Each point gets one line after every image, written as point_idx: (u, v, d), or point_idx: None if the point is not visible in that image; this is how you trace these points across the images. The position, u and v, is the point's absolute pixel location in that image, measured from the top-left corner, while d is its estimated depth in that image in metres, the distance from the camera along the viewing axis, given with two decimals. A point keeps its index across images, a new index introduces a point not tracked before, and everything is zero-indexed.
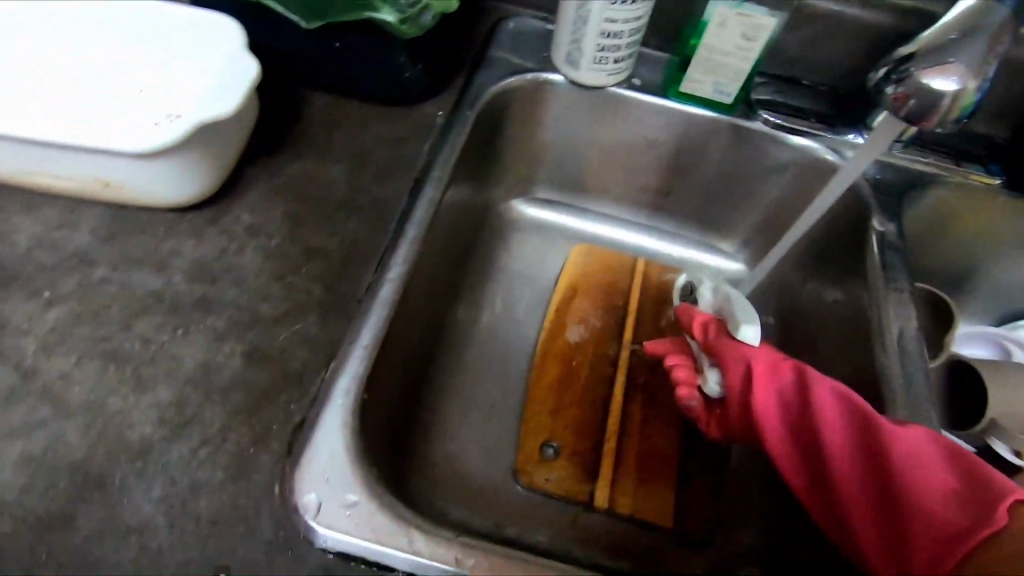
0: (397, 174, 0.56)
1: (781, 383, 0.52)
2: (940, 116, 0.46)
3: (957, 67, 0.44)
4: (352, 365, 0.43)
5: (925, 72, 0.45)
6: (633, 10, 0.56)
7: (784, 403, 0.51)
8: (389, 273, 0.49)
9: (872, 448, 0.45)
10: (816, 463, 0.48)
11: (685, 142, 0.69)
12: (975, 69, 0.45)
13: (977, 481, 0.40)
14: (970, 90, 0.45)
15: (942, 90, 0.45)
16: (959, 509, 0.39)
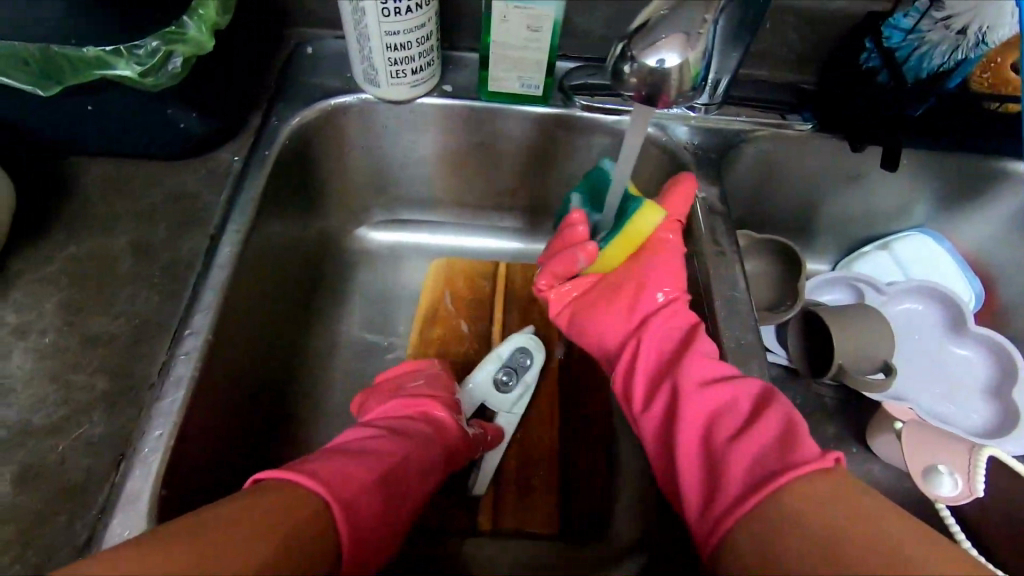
0: (190, 232, 0.51)
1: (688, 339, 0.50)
2: (668, 93, 0.36)
3: (668, 39, 0.34)
4: (144, 464, 0.39)
5: (640, 44, 0.35)
6: (412, 20, 0.54)
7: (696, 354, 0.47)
8: (184, 347, 0.44)
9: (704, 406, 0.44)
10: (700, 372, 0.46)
11: (517, 140, 0.67)
12: (697, 36, 0.34)
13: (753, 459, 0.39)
14: (694, 57, 0.35)
15: (657, 68, 0.35)
16: (762, 471, 0.38)
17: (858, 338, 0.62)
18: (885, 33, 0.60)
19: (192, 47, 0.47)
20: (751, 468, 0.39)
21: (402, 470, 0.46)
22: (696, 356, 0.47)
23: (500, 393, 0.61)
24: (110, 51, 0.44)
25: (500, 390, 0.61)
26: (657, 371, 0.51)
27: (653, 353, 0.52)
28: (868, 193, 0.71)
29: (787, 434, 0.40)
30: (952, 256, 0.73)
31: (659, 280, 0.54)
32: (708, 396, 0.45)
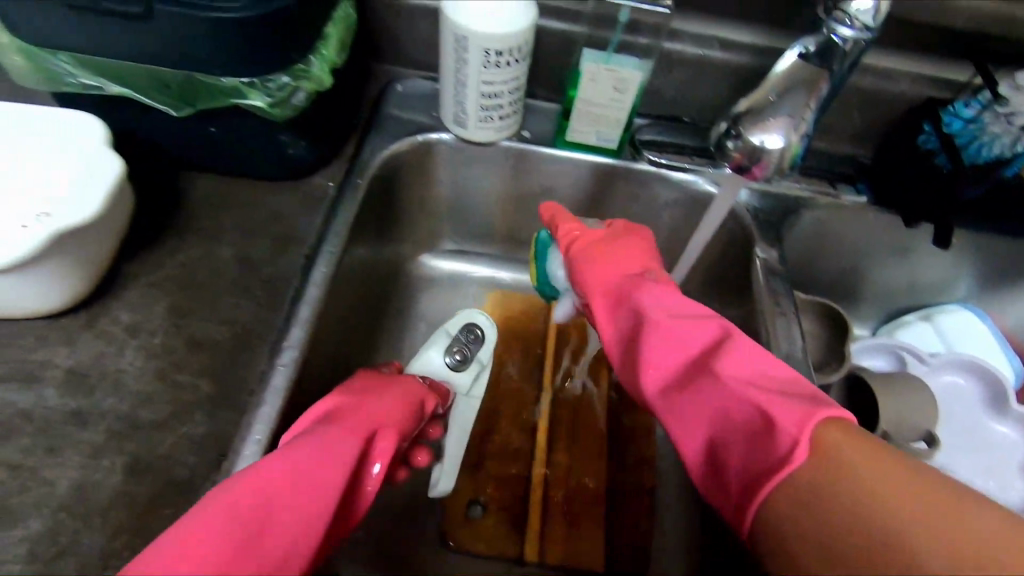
0: (288, 249, 0.54)
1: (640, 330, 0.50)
2: (772, 168, 0.48)
3: (778, 124, 0.46)
4: (243, 465, 0.42)
5: (751, 130, 0.47)
6: (509, 72, 0.58)
7: (652, 345, 0.47)
8: (281, 358, 0.47)
9: (682, 408, 0.44)
10: (665, 369, 0.47)
11: (584, 187, 0.70)
12: (798, 123, 0.46)
13: (751, 451, 0.39)
14: (795, 140, 0.46)
15: (771, 145, 0.46)
16: (761, 459, 0.38)
17: (904, 406, 0.64)
18: (945, 120, 0.63)
19: (314, 82, 0.51)
20: (749, 468, 0.39)
21: (285, 484, 0.36)
22: (670, 336, 0.47)
23: (456, 373, 0.61)
24: (247, 83, 0.49)
25: (453, 368, 0.62)
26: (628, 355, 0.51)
27: (620, 343, 0.52)
28: (915, 264, 0.74)
29: (765, 411, 0.39)
30: (994, 335, 0.74)
31: (603, 270, 0.55)
32: (677, 396, 0.45)
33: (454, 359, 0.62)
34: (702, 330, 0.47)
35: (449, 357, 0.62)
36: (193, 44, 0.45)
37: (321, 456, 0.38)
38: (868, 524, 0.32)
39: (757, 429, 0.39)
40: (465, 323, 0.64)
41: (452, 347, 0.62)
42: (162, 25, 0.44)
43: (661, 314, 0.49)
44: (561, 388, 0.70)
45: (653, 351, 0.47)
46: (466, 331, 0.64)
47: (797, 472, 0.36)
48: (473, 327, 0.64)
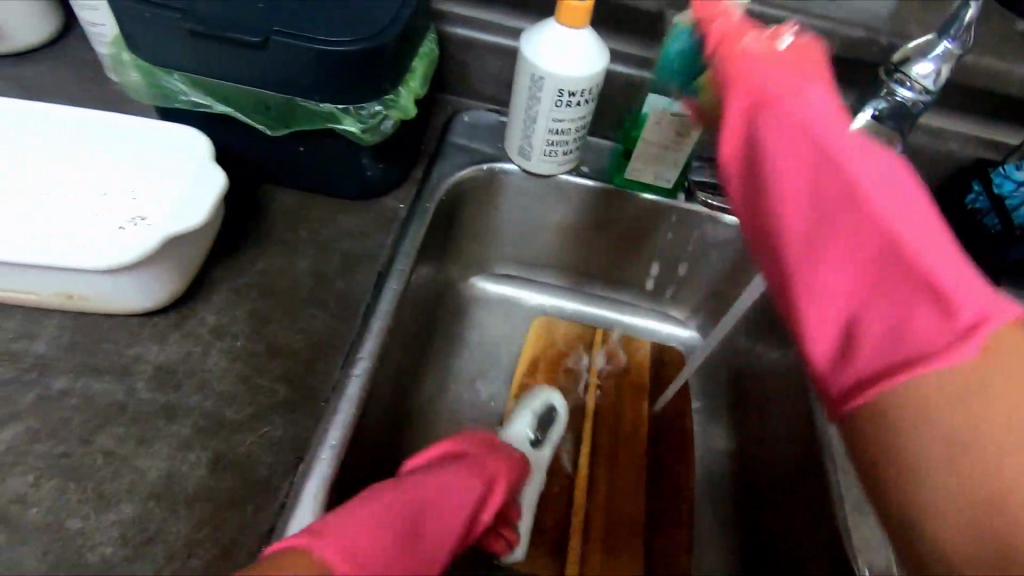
0: (361, 265, 0.57)
1: (834, 189, 0.34)
2: None
3: None
4: (319, 468, 0.44)
5: None
6: (578, 111, 0.62)
7: (802, 144, 0.36)
8: (355, 369, 0.50)
9: (852, 253, 0.33)
10: (836, 212, 0.34)
11: (637, 222, 0.73)
12: None
13: (903, 344, 0.31)
14: None
15: None
16: (919, 326, 0.30)
17: None
18: (995, 181, 0.65)
19: (401, 111, 0.55)
20: (889, 345, 0.31)
21: (408, 512, 0.41)
22: (867, 203, 0.33)
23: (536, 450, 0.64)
24: (342, 109, 0.52)
25: (534, 444, 0.65)
26: (811, 185, 0.36)
27: (794, 155, 0.36)
28: None
29: (932, 277, 0.30)
30: None
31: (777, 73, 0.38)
32: (841, 232, 0.34)
33: (538, 436, 0.65)
34: (888, 165, 0.33)
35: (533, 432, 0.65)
36: (298, 73, 0.49)
37: (450, 501, 0.44)
38: (989, 480, 0.28)
39: (944, 296, 0.29)
40: (545, 402, 0.67)
41: (538, 425, 0.65)
42: (277, 54, 0.48)
43: (873, 170, 0.33)
44: (603, 417, 0.71)
45: (800, 222, 0.36)
46: (548, 409, 0.67)
47: (950, 362, 0.29)
48: (552, 408, 0.68)
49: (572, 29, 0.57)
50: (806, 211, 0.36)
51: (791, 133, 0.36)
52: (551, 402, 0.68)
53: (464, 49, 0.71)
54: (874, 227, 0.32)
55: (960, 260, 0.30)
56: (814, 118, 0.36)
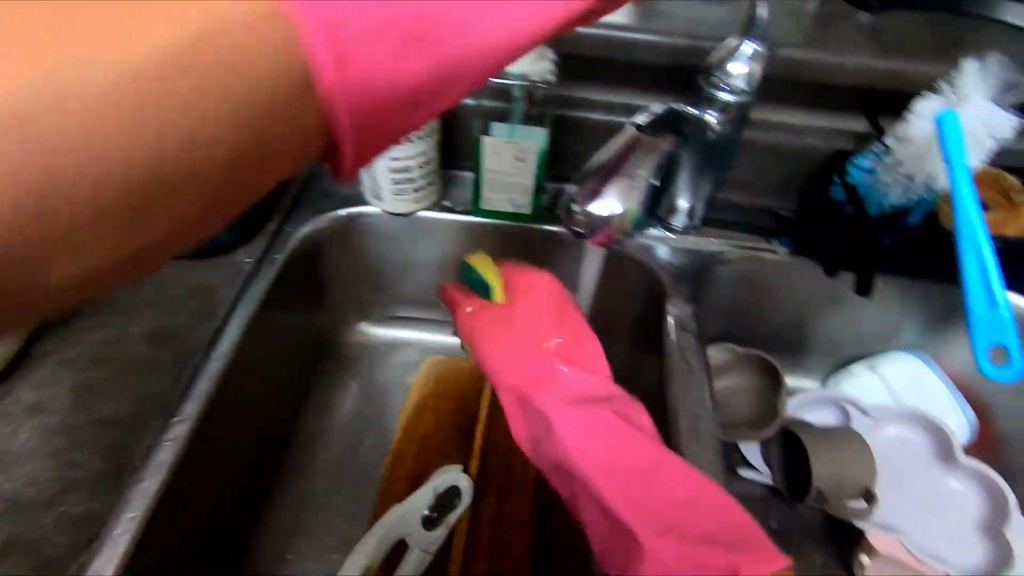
0: (198, 325, 0.56)
1: (597, 423, 0.51)
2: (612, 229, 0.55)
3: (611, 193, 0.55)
4: (111, 545, 0.42)
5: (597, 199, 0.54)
6: (413, 148, 0.61)
7: (576, 410, 0.51)
8: (169, 433, 0.48)
9: (615, 471, 0.48)
10: (594, 441, 0.50)
11: (509, 249, 0.72)
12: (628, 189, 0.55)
13: (671, 531, 0.45)
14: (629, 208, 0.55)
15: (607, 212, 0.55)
16: (677, 551, 0.44)
17: (840, 462, 0.62)
18: (850, 171, 0.64)
19: None
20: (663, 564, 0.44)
21: None
22: (592, 425, 0.51)
23: (425, 530, 0.58)
24: None
25: (427, 526, 0.59)
26: (584, 442, 0.50)
27: (589, 447, 0.49)
28: (853, 314, 0.73)
29: (676, 528, 0.46)
30: (946, 383, 0.71)
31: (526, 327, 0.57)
32: (608, 421, 0.50)
33: (438, 514, 0.59)
34: (640, 448, 0.49)
35: (430, 509, 0.59)
36: None
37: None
38: None
39: (682, 521, 0.46)
40: (450, 483, 0.60)
41: (437, 504, 0.59)
42: None
43: (606, 418, 0.51)
44: (492, 454, 0.68)
45: (571, 412, 0.51)
46: (452, 491, 0.60)
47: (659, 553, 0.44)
48: (457, 488, 0.60)
49: None
50: (583, 429, 0.50)
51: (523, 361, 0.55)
52: (457, 484, 0.60)
53: None
54: (642, 497, 0.47)
55: (706, 522, 0.46)
56: (563, 420, 0.51)
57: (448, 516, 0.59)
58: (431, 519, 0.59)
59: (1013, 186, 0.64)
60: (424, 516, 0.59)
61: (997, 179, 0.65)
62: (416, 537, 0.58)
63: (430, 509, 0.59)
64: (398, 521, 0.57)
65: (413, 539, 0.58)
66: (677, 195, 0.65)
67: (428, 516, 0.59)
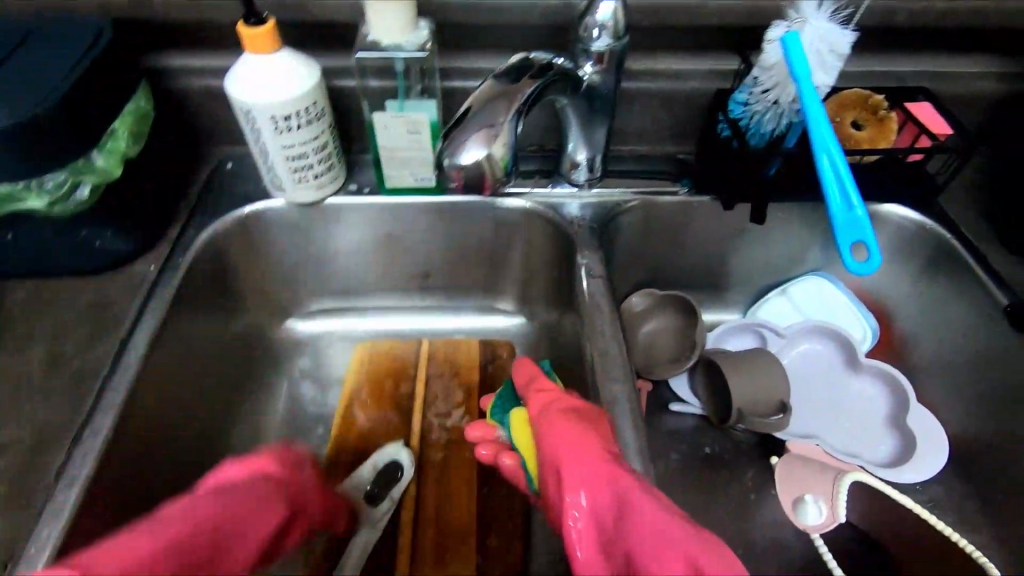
0: (102, 339, 0.55)
1: (626, 525, 0.42)
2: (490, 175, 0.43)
3: (474, 140, 0.42)
4: (28, 560, 0.41)
5: (458, 147, 0.42)
6: (305, 134, 0.61)
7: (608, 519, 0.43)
8: (81, 447, 0.47)
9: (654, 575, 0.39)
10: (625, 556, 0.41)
11: (422, 226, 0.73)
12: (492, 135, 0.43)
13: None
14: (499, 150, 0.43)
15: (473, 158, 0.42)
16: None
17: (754, 381, 0.65)
18: (730, 107, 0.66)
19: (98, 174, 0.54)
20: None
21: None
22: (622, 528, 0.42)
23: (369, 505, 0.63)
24: (22, 187, 0.50)
25: (370, 501, 0.63)
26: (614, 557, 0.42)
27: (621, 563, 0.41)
28: (758, 244, 0.77)
29: None
30: (847, 296, 0.76)
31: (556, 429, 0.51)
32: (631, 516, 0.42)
33: (379, 494, 0.64)
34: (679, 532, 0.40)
35: (371, 487, 0.64)
36: None
37: None
38: None
39: None
40: (391, 459, 0.66)
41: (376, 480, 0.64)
42: None
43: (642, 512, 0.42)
44: (431, 426, 0.69)
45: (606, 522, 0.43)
46: (390, 468, 0.65)
47: None
48: (398, 464, 0.66)
49: (263, 56, 0.57)
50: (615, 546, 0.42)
51: (574, 452, 0.47)
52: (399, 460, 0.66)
53: (203, 98, 0.69)
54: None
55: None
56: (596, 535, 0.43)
57: (396, 492, 0.64)
58: (375, 499, 0.63)
59: (881, 102, 0.68)
60: (368, 501, 0.63)
61: (867, 97, 0.69)
62: (362, 511, 0.62)
63: (372, 497, 0.63)
64: (340, 498, 0.63)
65: (358, 514, 0.62)
66: (575, 150, 0.68)
67: (370, 498, 0.63)
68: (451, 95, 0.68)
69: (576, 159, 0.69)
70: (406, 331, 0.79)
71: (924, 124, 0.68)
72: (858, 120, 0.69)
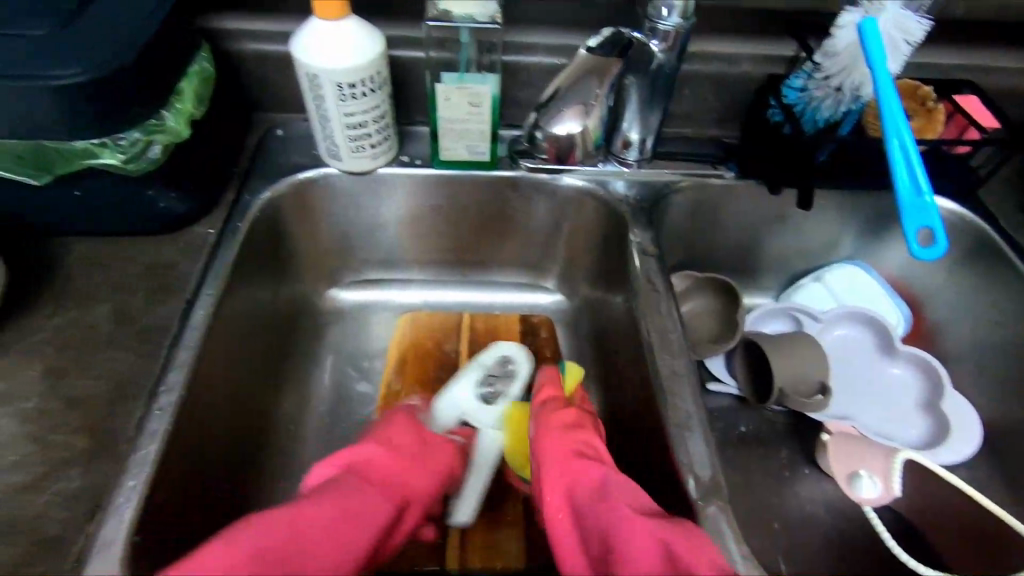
0: (167, 300, 0.56)
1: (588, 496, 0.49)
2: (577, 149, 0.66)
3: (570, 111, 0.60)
4: (117, 509, 0.42)
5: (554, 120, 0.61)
6: (367, 102, 0.61)
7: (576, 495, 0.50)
8: (159, 403, 0.48)
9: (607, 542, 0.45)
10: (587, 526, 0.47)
11: (470, 199, 0.73)
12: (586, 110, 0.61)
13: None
14: (590, 127, 0.63)
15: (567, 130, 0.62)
16: None
17: (796, 360, 0.67)
18: (784, 93, 0.67)
19: (169, 134, 0.54)
20: None
21: None
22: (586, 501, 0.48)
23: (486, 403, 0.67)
24: (97, 143, 0.51)
25: (486, 400, 0.68)
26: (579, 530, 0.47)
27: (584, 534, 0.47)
28: (797, 229, 0.78)
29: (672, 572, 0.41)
30: (881, 284, 0.77)
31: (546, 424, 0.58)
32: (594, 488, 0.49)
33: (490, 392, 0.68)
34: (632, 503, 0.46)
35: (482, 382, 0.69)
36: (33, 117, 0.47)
37: None
38: None
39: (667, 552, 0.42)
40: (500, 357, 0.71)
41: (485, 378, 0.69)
42: None
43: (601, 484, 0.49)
44: None
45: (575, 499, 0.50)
46: (500, 365, 0.70)
47: None
48: (508, 361, 0.70)
49: (331, 22, 0.57)
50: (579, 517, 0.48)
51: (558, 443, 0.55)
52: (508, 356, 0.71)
53: (256, 63, 0.69)
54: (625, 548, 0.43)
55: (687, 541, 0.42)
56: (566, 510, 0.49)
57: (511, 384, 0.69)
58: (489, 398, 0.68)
59: (929, 94, 0.69)
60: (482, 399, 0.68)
61: (915, 89, 0.70)
62: (480, 409, 0.67)
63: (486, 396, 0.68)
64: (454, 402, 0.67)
65: (474, 416, 0.67)
66: (627, 129, 0.69)
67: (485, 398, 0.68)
68: (507, 70, 0.68)
69: (629, 137, 0.69)
70: (447, 304, 0.80)
71: (970, 113, 0.69)
72: (906, 110, 0.70)
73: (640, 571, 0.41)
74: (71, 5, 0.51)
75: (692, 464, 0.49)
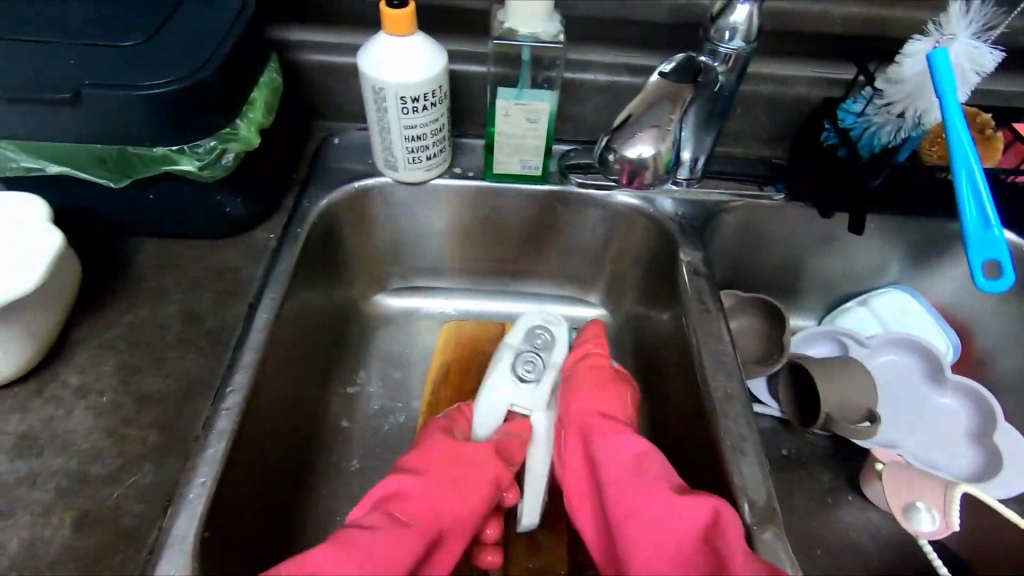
0: (232, 302, 0.58)
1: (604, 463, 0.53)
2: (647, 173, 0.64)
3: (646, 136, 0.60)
4: (189, 504, 0.44)
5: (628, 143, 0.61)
6: (428, 115, 0.63)
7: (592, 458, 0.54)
8: (226, 403, 0.49)
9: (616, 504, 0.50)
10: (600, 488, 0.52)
11: (519, 211, 0.74)
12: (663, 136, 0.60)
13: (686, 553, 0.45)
14: (664, 152, 0.61)
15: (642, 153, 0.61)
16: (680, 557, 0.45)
17: (842, 388, 0.67)
18: (840, 116, 0.67)
19: (242, 142, 0.55)
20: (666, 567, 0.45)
21: None
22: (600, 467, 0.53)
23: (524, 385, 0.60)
24: (177, 151, 0.53)
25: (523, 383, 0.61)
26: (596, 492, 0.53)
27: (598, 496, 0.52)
28: (846, 252, 0.78)
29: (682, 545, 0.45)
30: (929, 311, 0.76)
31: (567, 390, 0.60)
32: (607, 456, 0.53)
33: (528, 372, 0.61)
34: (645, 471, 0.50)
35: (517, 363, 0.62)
36: (120, 125, 0.49)
37: None
38: None
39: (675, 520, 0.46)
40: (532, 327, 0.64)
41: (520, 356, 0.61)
42: (93, 107, 0.48)
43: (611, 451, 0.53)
44: None
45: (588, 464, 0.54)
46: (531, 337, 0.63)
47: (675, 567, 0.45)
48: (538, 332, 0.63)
49: (400, 37, 0.58)
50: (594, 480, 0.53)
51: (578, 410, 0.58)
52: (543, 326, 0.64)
53: (318, 73, 0.71)
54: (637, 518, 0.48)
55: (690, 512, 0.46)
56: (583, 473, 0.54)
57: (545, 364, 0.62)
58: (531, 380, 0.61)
59: (988, 121, 0.68)
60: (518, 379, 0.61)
61: (974, 116, 0.69)
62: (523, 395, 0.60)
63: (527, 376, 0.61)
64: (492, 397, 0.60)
65: (520, 405, 0.60)
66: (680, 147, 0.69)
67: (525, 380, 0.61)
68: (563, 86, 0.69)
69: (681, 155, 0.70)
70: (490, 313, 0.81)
71: None
72: None
73: (650, 535, 0.46)
74: (157, 18, 0.53)
75: (745, 488, 0.49)
